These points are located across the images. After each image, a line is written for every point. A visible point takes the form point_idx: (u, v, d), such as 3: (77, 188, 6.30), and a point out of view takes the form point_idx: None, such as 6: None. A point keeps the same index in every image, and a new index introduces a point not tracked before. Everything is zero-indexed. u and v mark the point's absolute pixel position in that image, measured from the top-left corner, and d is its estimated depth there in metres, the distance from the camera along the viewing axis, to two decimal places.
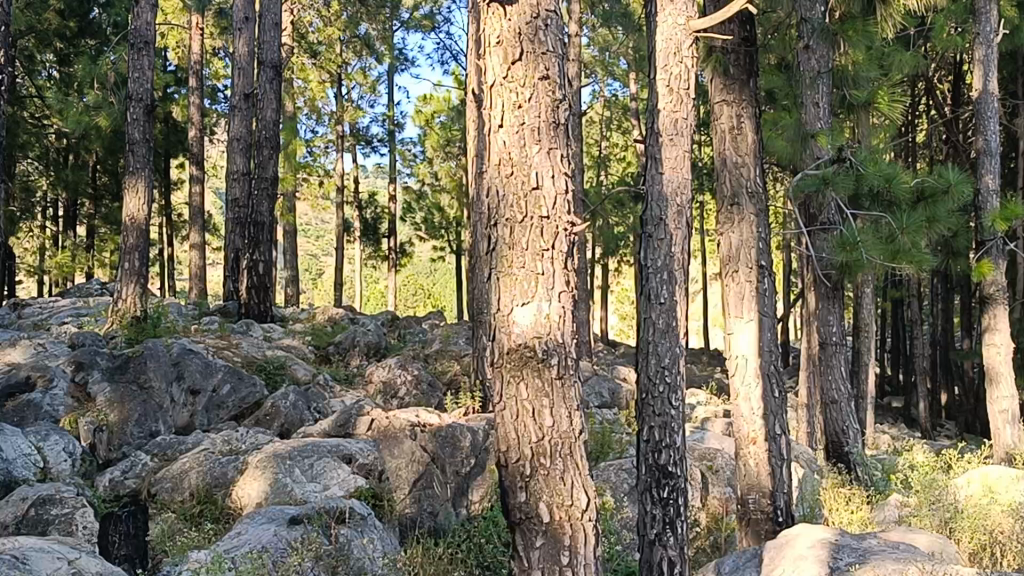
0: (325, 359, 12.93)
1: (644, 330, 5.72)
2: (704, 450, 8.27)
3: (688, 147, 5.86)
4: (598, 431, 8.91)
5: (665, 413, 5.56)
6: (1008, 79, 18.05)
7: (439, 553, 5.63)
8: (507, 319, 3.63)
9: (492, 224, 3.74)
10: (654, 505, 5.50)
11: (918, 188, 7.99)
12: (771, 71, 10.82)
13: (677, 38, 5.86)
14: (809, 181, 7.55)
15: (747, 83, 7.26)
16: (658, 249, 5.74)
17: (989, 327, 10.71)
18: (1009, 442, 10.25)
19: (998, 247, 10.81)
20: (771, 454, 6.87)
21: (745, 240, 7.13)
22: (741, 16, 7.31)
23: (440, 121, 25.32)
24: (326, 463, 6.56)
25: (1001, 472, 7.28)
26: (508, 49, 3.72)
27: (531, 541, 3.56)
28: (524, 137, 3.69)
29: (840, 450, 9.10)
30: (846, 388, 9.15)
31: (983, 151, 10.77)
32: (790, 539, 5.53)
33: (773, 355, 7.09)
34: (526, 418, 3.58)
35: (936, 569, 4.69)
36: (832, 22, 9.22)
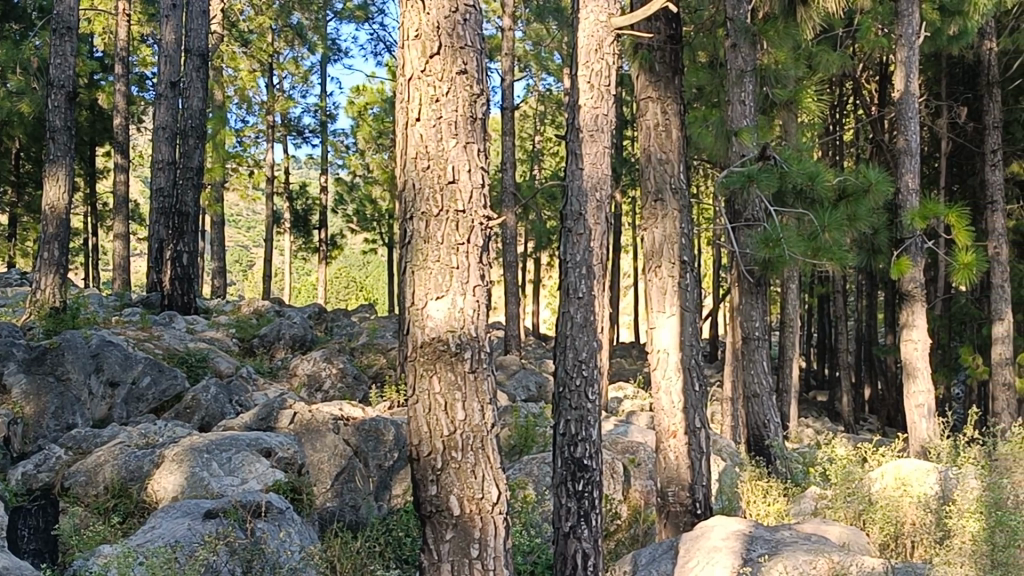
0: (249, 351, 12.84)
1: (562, 324, 5.77)
2: (627, 443, 8.34)
3: (608, 143, 5.90)
4: (521, 425, 8.94)
5: (582, 406, 5.59)
6: (932, 80, 18.37)
7: (358, 546, 5.60)
8: (421, 312, 3.62)
9: (406, 217, 3.72)
10: (569, 498, 5.53)
11: (841, 187, 8.08)
12: (699, 67, 10.91)
13: (599, 34, 5.90)
14: (735, 178, 7.63)
15: (672, 80, 7.31)
16: (577, 244, 5.81)
17: (908, 324, 10.90)
18: (925, 436, 10.49)
19: (917, 245, 10.99)
20: (692, 447, 6.98)
21: (669, 236, 7.19)
22: (667, 14, 7.35)
23: (373, 112, 25.22)
24: (244, 457, 6.49)
25: (913, 466, 7.41)
26: (426, 42, 3.70)
27: (440, 534, 3.58)
28: (440, 130, 3.68)
29: (761, 443, 9.23)
30: (767, 381, 9.29)
31: (904, 151, 10.92)
32: (705, 531, 5.60)
33: (694, 348, 7.18)
34: (437, 411, 3.57)
35: (845, 560, 4.81)
36: (757, 24, 9.31)
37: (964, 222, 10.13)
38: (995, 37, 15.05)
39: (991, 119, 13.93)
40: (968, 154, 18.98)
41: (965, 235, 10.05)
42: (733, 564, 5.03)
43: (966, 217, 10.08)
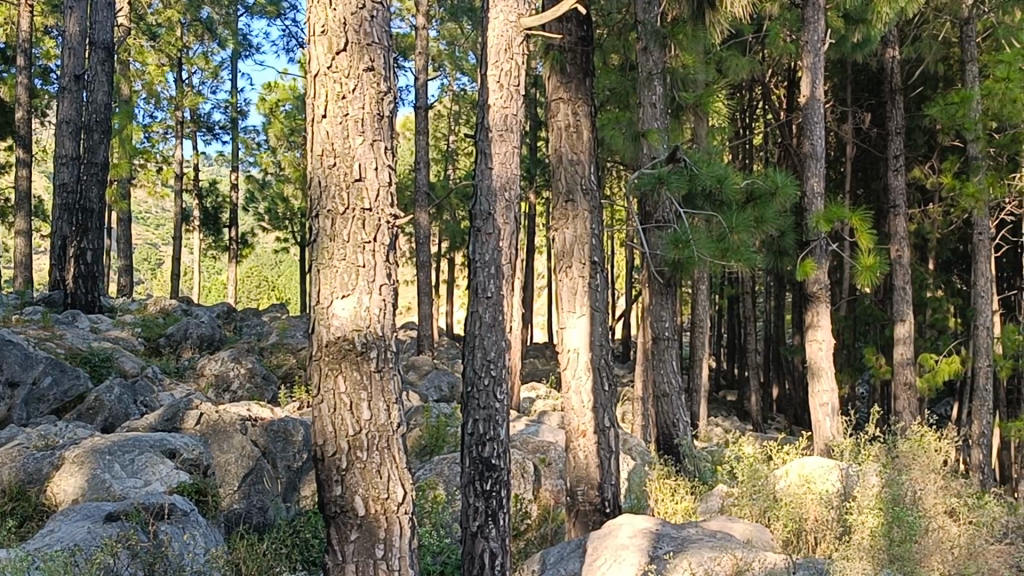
0: (155, 351, 12.61)
1: (470, 324, 5.75)
2: (537, 442, 8.37)
3: (516, 143, 5.91)
4: (432, 425, 8.91)
5: (489, 406, 5.59)
6: (838, 86, 18.75)
7: (263, 549, 5.52)
8: (326, 311, 3.58)
9: (312, 215, 3.69)
10: (477, 498, 5.54)
11: (748, 189, 8.20)
12: (610, 70, 11.00)
13: (509, 35, 5.94)
14: (645, 180, 7.71)
15: (583, 82, 7.35)
16: (486, 243, 5.79)
17: (813, 324, 11.09)
18: (829, 434, 10.73)
19: (822, 247, 11.07)
20: (601, 445, 7.03)
21: (578, 236, 7.24)
22: (578, 15, 7.41)
23: (285, 109, 24.94)
24: (147, 458, 6.36)
25: (816, 463, 7.56)
26: (332, 38, 3.66)
27: (346, 535, 3.55)
28: (347, 127, 3.64)
29: (670, 442, 9.30)
30: (677, 380, 9.39)
31: (810, 154, 11.13)
32: (613, 529, 5.66)
33: (603, 347, 7.24)
34: (343, 411, 3.54)
35: (748, 557, 4.88)
36: (666, 27, 9.42)
37: (867, 224, 10.37)
38: (898, 45, 15.40)
39: (893, 124, 14.28)
40: (872, 159, 19.43)
41: (867, 238, 10.27)
42: (641, 561, 5.08)
43: (868, 220, 10.31)
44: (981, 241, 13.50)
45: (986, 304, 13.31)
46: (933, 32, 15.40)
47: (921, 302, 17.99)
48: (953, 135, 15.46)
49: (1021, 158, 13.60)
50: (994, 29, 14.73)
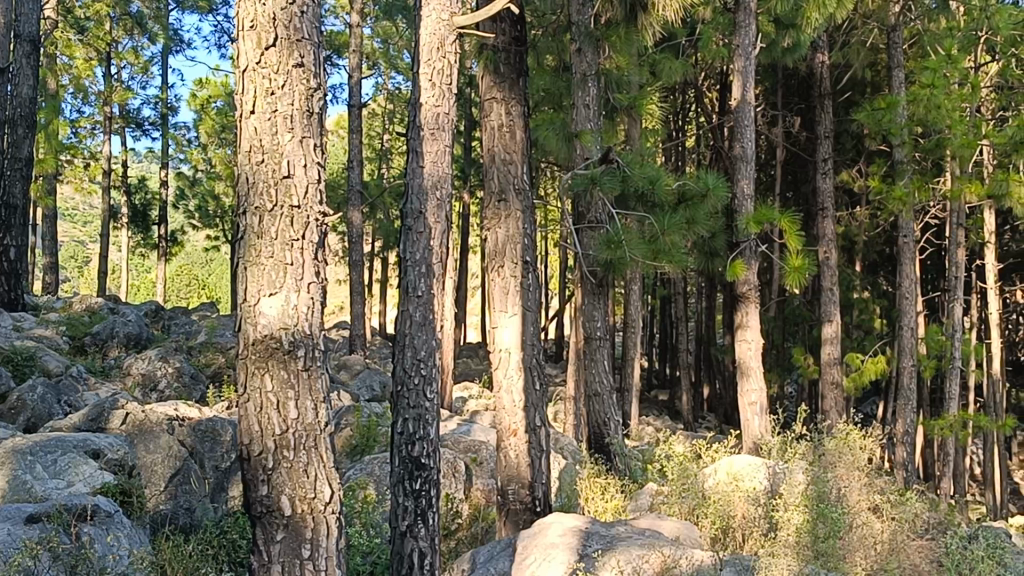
0: (80, 350, 12.40)
1: (401, 323, 5.73)
2: (468, 442, 8.36)
3: (447, 142, 5.94)
4: (363, 425, 8.86)
5: (420, 405, 5.58)
6: (769, 90, 18.99)
7: (189, 550, 5.45)
8: (253, 309, 3.55)
9: (239, 211, 3.64)
10: (406, 497, 5.53)
11: (680, 191, 8.27)
12: (544, 71, 11.03)
13: (441, 33, 5.90)
14: (578, 180, 7.75)
15: (517, 82, 7.36)
16: (417, 242, 5.76)
17: (742, 325, 11.20)
18: (757, 434, 10.84)
19: (752, 248, 11.20)
20: (532, 445, 7.04)
21: (511, 236, 7.25)
22: (512, 15, 7.43)
23: (216, 106, 24.64)
24: (71, 459, 6.24)
25: (744, 462, 7.63)
26: (262, 33, 3.62)
27: (271, 535, 3.51)
28: (276, 123, 3.61)
29: (601, 441, 9.34)
30: (608, 380, 9.43)
31: (741, 157, 11.25)
32: (542, 528, 5.66)
33: (535, 347, 7.26)
34: (269, 410, 3.50)
35: (676, 556, 4.92)
36: (599, 29, 9.46)
37: (795, 227, 10.51)
38: (827, 51, 15.64)
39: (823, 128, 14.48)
40: (801, 162, 19.71)
41: (796, 240, 10.41)
42: (570, 561, 5.10)
43: (797, 222, 10.47)
44: (906, 244, 13.76)
45: (910, 306, 13.56)
46: (861, 39, 15.66)
47: (848, 303, 18.30)
48: (879, 140, 15.74)
49: (945, 163, 13.86)
50: (919, 36, 15.02)
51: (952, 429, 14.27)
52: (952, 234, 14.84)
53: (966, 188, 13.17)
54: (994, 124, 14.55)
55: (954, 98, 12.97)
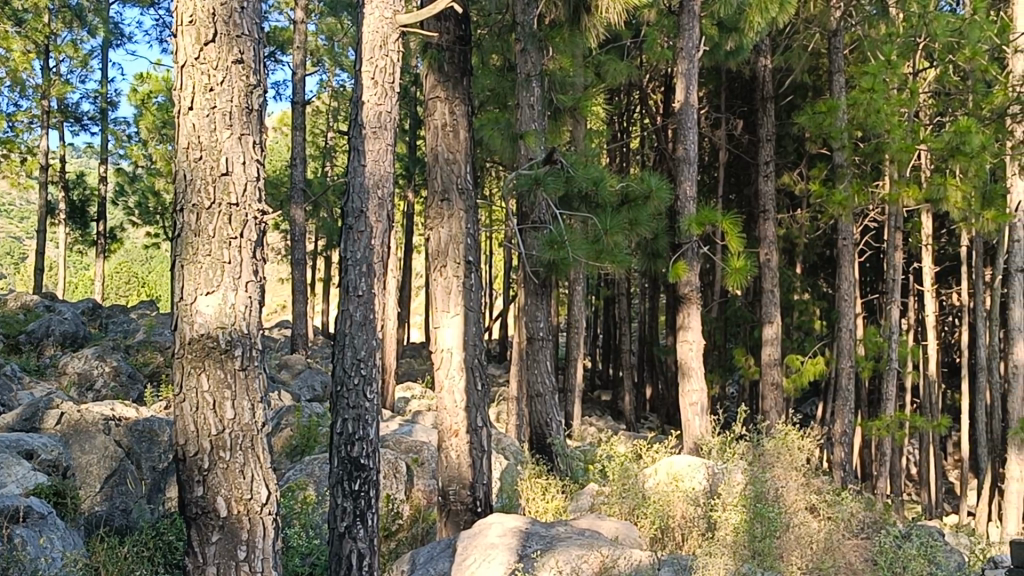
0: (14, 350, 12.17)
1: (340, 323, 5.68)
2: (410, 442, 8.32)
3: (390, 141, 5.87)
4: (303, 425, 8.80)
5: (359, 405, 5.56)
6: (713, 93, 19.13)
7: (124, 552, 5.37)
8: (189, 307, 3.50)
9: (176, 209, 3.59)
10: (345, 498, 5.51)
11: (623, 192, 8.30)
12: (488, 70, 11.01)
13: (384, 31, 5.87)
14: (522, 180, 7.75)
15: (461, 82, 7.33)
16: (358, 242, 5.73)
17: (684, 325, 11.25)
18: (698, 433, 10.91)
19: (694, 250, 11.28)
20: (473, 445, 7.03)
21: (453, 236, 7.24)
22: (456, 14, 7.41)
23: (158, 101, 24.32)
24: (3, 460, 6.09)
25: (684, 462, 7.67)
26: (201, 28, 3.56)
27: (206, 537, 3.46)
28: (215, 121, 3.57)
29: (543, 441, 9.34)
30: (551, 380, 9.43)
31: (684, 159, 11.31)
32: (482, 528, 5.65)
33: (477, 347, 7.26)
34: (205, 410, 3.46)
35: (615, 556, 4.94)
36: (544, 30, 9.47)
37: (737, 229, 10.60)
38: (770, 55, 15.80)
39: (765, 132, 14.62)
40: (744, 165, 19.89)
41: (737, 242, 10.50)
42: (510, 561, 5.10)
43: (738, 225, 10.56)
44: (845, 247, 13.94)
45: (849, 307, 13.74)
46: (803, 43, 15.83)
47: (788, 305, 18.50)
48: (820, 144, 15.93)
49: (884, 167, 14.05)
50: (860, 42, 15.23)
51: (889, 429, 14.48)
52: (891, 238, 15.05)
53: (904, 192, 13.38)
54: (931, 129, 14.78)
55: (893, 103, 13.18)
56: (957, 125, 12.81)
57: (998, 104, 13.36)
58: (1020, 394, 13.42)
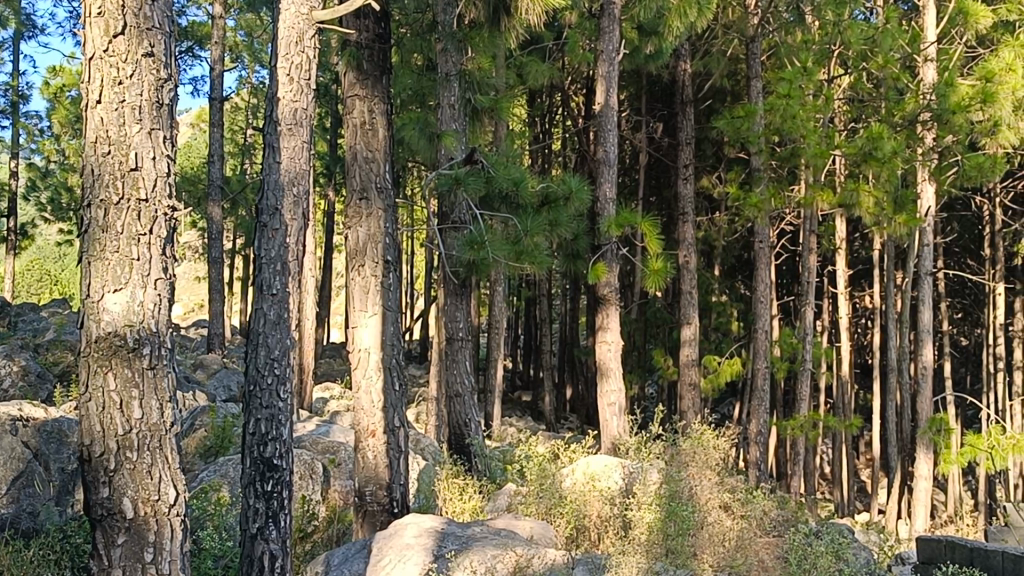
0: None
1: (253, 321, 5.59)
2: (327, 442, 8.29)
3: (306, 138, 5.85)
4: (217, 425, 8.68)
5: (273, 405, 5.50)
6: (634, 96, 19.28)
7: (29, 556, 5.24)
8: (95, 305, 3.42)
9: (82, 204, 3.51)
10: (258, 499, 5.47)
11: (543, 193, 8.33)
12: (410, 70, 10.98)
13: (300, 27, 5.77)
14: (442, 180, 7.73)
15: (380, 79, 7.31)
16: (272, 240, 5.62)
17: (602, 326, 11.30)
18: (616, 433, 10.99)
19: (612, 251, 11.36)
20: (390, 446, 7.00)
21: (372, 235, 7.20)
22: (375, 12, 7.42)
23: (71, 95, 23.77)
24: None
25: (600, 462, 7.69)
26: (110, 20, 3.49)
27: (111, 539, 3.39)
28: (124, 114, 3.49)
29: (461, 441, 9.29)
30: (470, 380, 9.42)
31: (604, 161, 11.38)
32: (398, 529, 5.62)
33: (395, 348, 7.22)
34: (112, 410, 3.38)
35: (531, 556, 4.96)
36: (465, 30, 9.45)
37: (655, 231, 10.70)
38: (689, 59, 15.97)
39: (684, 135, 14.77)
40: (663, 168, 20.10)
41: (655, 243, 10.61)
42: (425, 561, 5.08)
43: (657, 226, 10.67)
44: (761, 250, 14.15)
45: (765, 309, 13.95)
46: (721, 48, 16.03)
47: (706, 306, 18.72)
48: (738, 148, 16.17)
49: (800, 171, 14.28)
50: (777, 49, 15.49)
51: (803, 428, 14.76)
52: (806, 241, 15.32)
53: (818, 196, 13.75)
54: (845, 135, 15.08)
55: (808, 109, 13.43)
56: (870, 131, 13.06)
57: (910, 110, 13.62)
58: (928, 394, 13.74)
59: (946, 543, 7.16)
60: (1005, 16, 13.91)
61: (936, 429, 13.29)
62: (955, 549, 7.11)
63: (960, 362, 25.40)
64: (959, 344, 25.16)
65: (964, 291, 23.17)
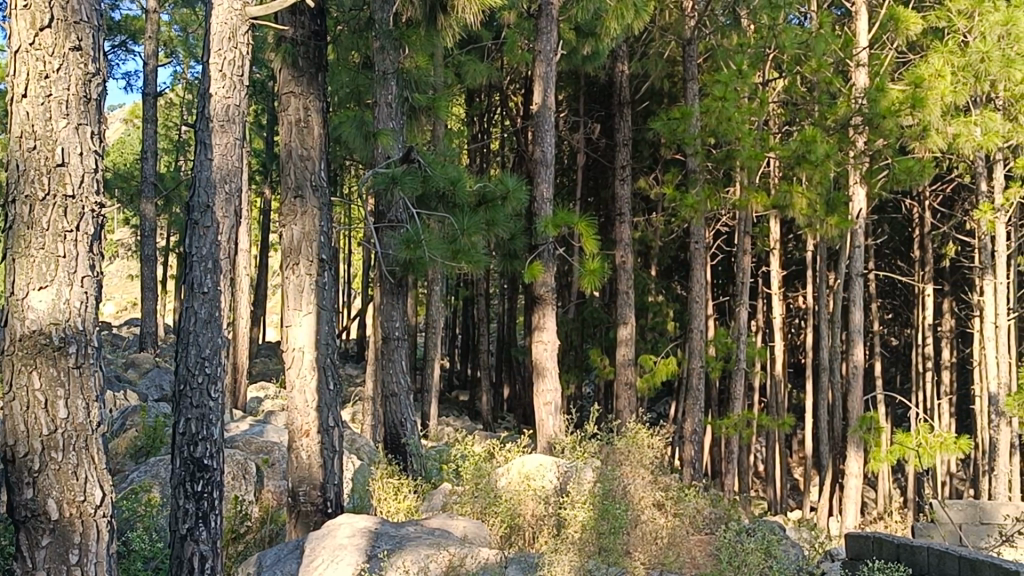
0: None
1: (183, 319, 5.51)
2: (260, 442, 8.26)
3: (237, 135, 5.80)
4: (148, 426, 8.56)
5: (203, 405, 5.45)
6: (572, 97, 19.33)
7: None
8: (20, 303, 3.35)
9: (6, 198, 3.43)
10: (187, 499, 5.43)
11: (480, 193, 8.31)
12: (346, 68, 10.89)
13: (233, 23, 5.76)
14: (379, 179, 7.68)
15: (315, 77, 7.26)
16: (203, 237, 5.55)
17: (539, 325, 11.30)
18: (551, 433, 11.01)
19: (549, 251, 11.37)
20: (324, 445, 6.96)
21: (306, 234, 7.15)
22: (311, 9, 7.36)
23: None
24: None
25: (536, 461, 7.68)
26: (36, 13, 3.41)
27: (35, 540, 3.32)
28: (50, 110, 3.43)
29: (397, 441, 9.23)
30: (405, 380, 9.38)
31: (541, 161, 11.38)
32: (331, 528, 5.59)
33: (329, 347, 7.17)
34: (37, 410, 3.32)
35: (464, 557, 4.96)
36: (402, 28, 9.39)
37: (592, 231, 10.73)
38: (627, 60, 16.04)
39: (621, 136, 14.85)
40: (601, 168, 20.18)
41: (592, 243, 10.65)
42: (358, 561, 5.06)
43: (593, 226, 10.71)
44: (697, 250, 14.27)
45: (701, 309, 14.05)
46: (659, 50, 16.12)
47: (642, 306, 18.84)
48: (674, 149, 16.30)
49: (735, 173, 14.41)
50: (713, 52, 15.63)
51: (737, 427, 14.92)
52: (741, 241, 15.47)
53: (752, 198, 13.91)
54: (779, 138, 15.26)
55: (743, 111, 13.58)
56: (804, 134, 13.24)
57: (842, 114, 13.78)
58: (860, 392, 13.93)
59: (874, 539, 7.29)
60: (934, 22, 14.23)
61: (867, 427, 13.48)
62: (882, 545, 7.24)
63: (890, 362, 25.83)
64: (889, 344, 25.59)
65: (895, 292, 23.57)
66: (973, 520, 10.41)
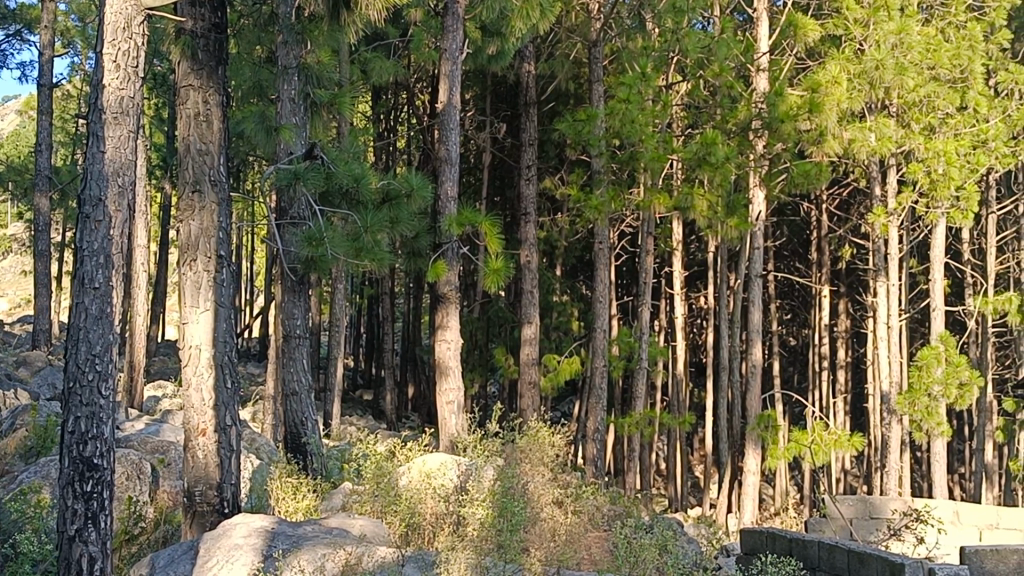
0: None
1: (73, 315, 5.38)
2: (156, 442, 8.11)
3: (132, 127, 5.65)
4: (39, 426, 8.34)
5: (93, 403, 5.35)
6: (479, 96, 19.31)
7: None
8: None
9: None
10: (76, 499, 5.36)
11: (383, 190, 8.24)
12: (248, 63, 10.71)
13: (127, 14, 5.62)
14: (282, 174, 7.60)
15: (215, 70, 7.14)
16: (94, 232, 5.42)
17: (442, 323, 11.27)
18: (454, 431, 11.00)
19: (453, 250, 11.35)
20: (220, 445, 6.86)
21: (204, 229, 7.03)
22: (211, 0, 7.20)
23: None
24: None
25: (436, 460, 7.65)
26: None
27: None
28: None
29: (297, 441, 9.13)
30: (306, 379, 9.30)
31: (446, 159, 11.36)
32: (227, 528, 5.50)
33: (227, 345, 7.07)
34: None
35: (360, 556, 4.94)
36: (306, 24, 9.29)
37: (496, 230, 10.72)
38: (534, 61, 16.07)
39: (527, 136, 14.89)
40: (507, 168, 20.22)
41: (496, 242, 10.65)
42: (253, 561, 5.01)
43: (498, 225, 10.72)
44: (601, 250, 14.39)
45: (604, 308, 14.17)
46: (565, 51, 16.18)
47: (547, 305, 18.92)
48: (579, 150, 16.40)
49: (638, 174, 14.56)
50: (619, 54, 15.75)
51: (639, 425, 15.09)
52: (644, 242, 15.65)
53: (655, 199, 14.15)
54: (682, 140, 15.46)
55: (647, 114, 13.75)
56: (704, 137, 13.44)
57: (742, 118, 14.03)
58: (758, 390, 14.19)
59: (768, 534, 7.47)
60: (832, 30, 14.43)
61: (765, 425, 13.72)
62: (775, 539, 7.42)
63: (788, 361, 26.36)
64: (788, 344, 26.12)
65: (793, 293, 24.08)
66: (863, 514, 10.67)
